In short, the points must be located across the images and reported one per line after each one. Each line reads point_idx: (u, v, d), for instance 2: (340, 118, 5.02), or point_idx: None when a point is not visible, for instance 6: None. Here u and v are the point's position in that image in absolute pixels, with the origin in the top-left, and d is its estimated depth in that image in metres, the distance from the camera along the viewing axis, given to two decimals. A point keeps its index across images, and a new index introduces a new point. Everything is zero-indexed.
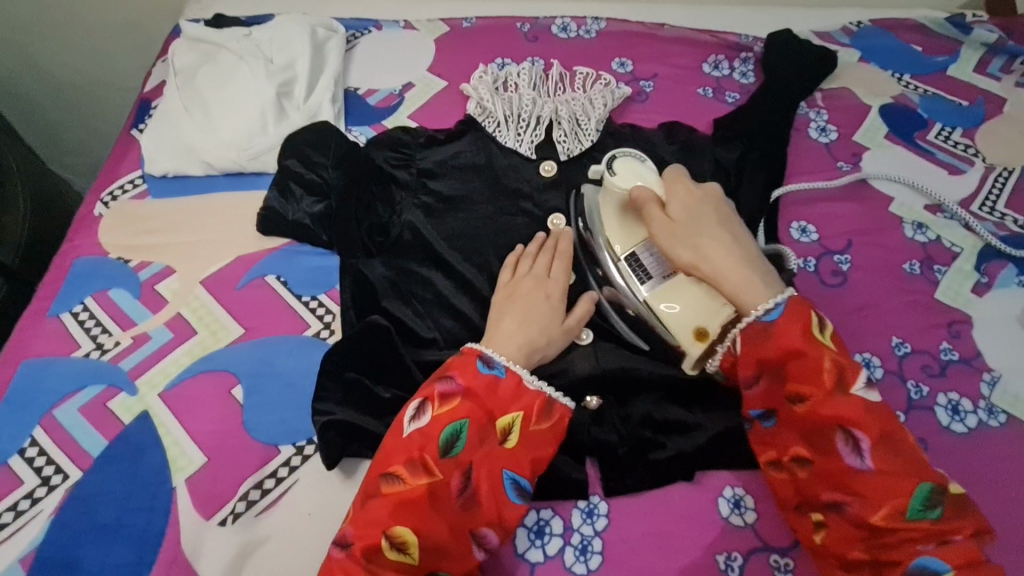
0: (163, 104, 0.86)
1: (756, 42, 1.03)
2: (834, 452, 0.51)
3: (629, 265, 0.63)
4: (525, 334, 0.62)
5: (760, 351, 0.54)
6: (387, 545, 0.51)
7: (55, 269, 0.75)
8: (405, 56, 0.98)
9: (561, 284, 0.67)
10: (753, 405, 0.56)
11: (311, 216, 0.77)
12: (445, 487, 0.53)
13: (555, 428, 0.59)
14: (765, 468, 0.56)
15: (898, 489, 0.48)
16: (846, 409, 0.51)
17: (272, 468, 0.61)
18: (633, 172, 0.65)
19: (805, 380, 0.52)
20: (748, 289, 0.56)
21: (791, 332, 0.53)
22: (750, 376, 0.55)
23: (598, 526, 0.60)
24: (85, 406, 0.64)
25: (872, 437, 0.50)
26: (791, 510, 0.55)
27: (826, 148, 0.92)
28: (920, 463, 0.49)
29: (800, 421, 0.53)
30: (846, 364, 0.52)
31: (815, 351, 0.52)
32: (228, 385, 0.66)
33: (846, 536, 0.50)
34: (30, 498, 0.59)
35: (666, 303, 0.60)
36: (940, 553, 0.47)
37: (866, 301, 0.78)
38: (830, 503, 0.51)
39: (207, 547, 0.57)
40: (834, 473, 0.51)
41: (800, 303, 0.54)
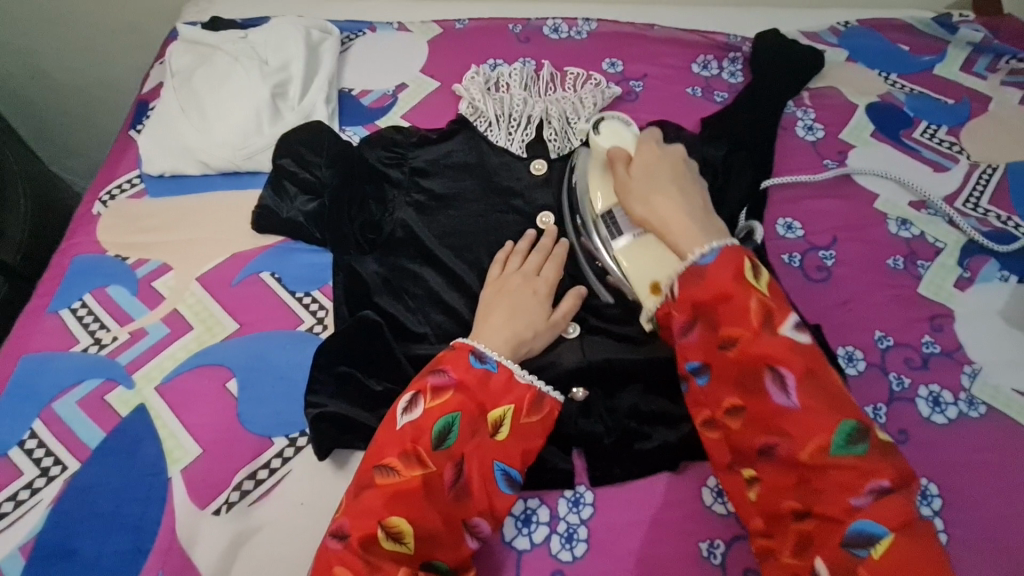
0: (160, 106, 0.88)
1: (744, 42, 1.04)
2: (764, 395, 0.50)
3: (603, 222, 0.66)
4: (513, 329, 0.63)
5: (693, 294, 0.54)
6: (382, 537, 0.51)
7: (54, 266, 0.77)
8: (399, 57, 1.00)
9: (549, 280, 0.68)
10: (689, 357, 0.54)
11: (305, 214, 0.78)
12: (439, 479, 0.54)
13: (544, 421, 0.61)
14: (701, 427, 0.55)
15: (821, 427, 0.48)
16: (773, 349, 0.50)
17: (266, 459, 0.63)
18: (617, 137, 0.69)
19: (734, 322, 0.51)
20: (683, 237, 0.57)
21: (723, 272, 0.53)
22: (686, 323, 0.54)
23: (583, 515, 0.62)
24: (83, 399, 0.66)
25: (798, 375, 0.49)
26: (727, 468, 0.54)
27: (813, 146, 0.94)
28: (845, 403, 0.49)
29: (731, 367, 0.52)
30: (775, 305, 0.52)
31: (743, 291, 0.51)
32: (223, 379, 0.67)
33: (778, 484, 0.49)
34: (29, 488, 0.61)
35: (631, 258, 0.63)
36: (876, 514, 0.45)
37: (850, 295, 0.79)
38: (762, 449, 0.50)
39: (202, 536, 0.59)
40: (763, 416, 0.50)
41: (734, 249, 0.54)
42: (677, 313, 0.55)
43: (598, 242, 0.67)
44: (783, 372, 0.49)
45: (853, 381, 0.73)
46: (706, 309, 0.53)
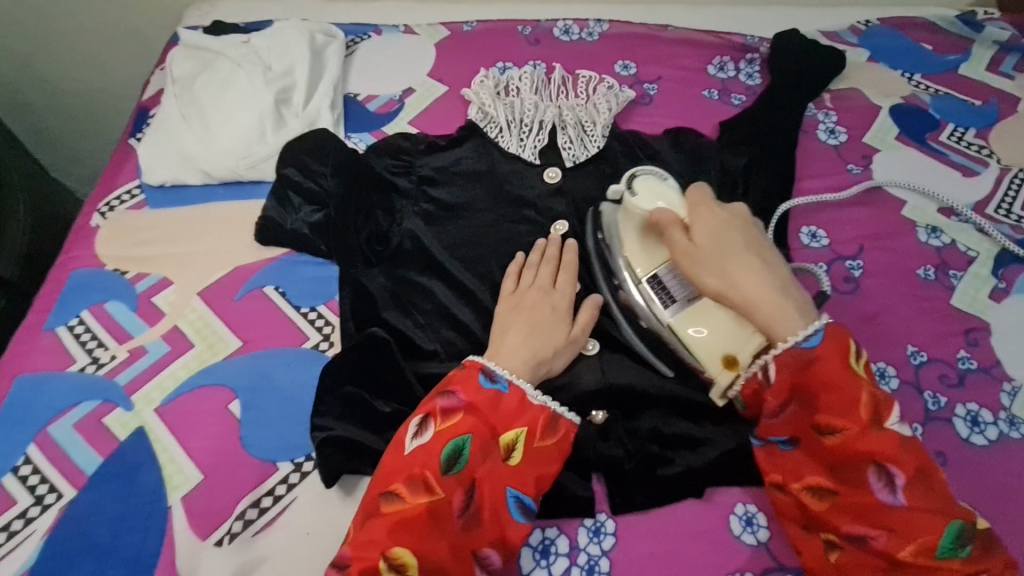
0: (160, 113, 0.85)
1: (762, 43, 1.01)
2: (866, 488, 0.50)
3: (653, 289, 0.61)
4: (533, 348, 0.60)
5: (796, 377, 0.54)
6: (386, 568, 0.48)
7: (51, 281, 0.74)
8: (405, 61, 0.97)
9: (566, 294, 0.65)
10: (775, 431, 0.55)
11: (310, 225, 0.76)
12: (446, 507, 0.51)
13: (561, 444, 0.57)
14: (769, 489, 0.56)
15: (927, 526, 0.48)
16: (880, 445, 0.50)
17: (270, 485, 0.60)
18: (654, 192, 0.63)
19: (839, 413, 0.52)
20: (780, 318, 0.54)
21: (832, 362, 0.53)
22: (779, 404, 0.55)
23: (605, 546, 0.58)
24: (80, 422, 0.63)
25: (907, 474, 0.49)
26: (801, 535, 0.54)
27: (835, 151, 0.90)
28: (951, 503, 0.49)
29: (830, 454, 0.52)
30: (882, 400, 0.52)
31: (852, 384, 0.52)
32: (225, 400, 0.64)
33: (866, 571, 0.50)
34: (23, 518, 0.58)
35: (694, 328, 0.58)
36: None
37: (879, 308, 0.75)
38: (852, 535, 0.51)
39: (202, 569, 0.56)
40: (862, 507, 0.50)
41: (837, 330, 0.54)
42: (772, 397, 0.54)
43: (647, 308, 0.61)
44: (894, 471, 0.49)
45: None
46: (808, 396, 0.54)
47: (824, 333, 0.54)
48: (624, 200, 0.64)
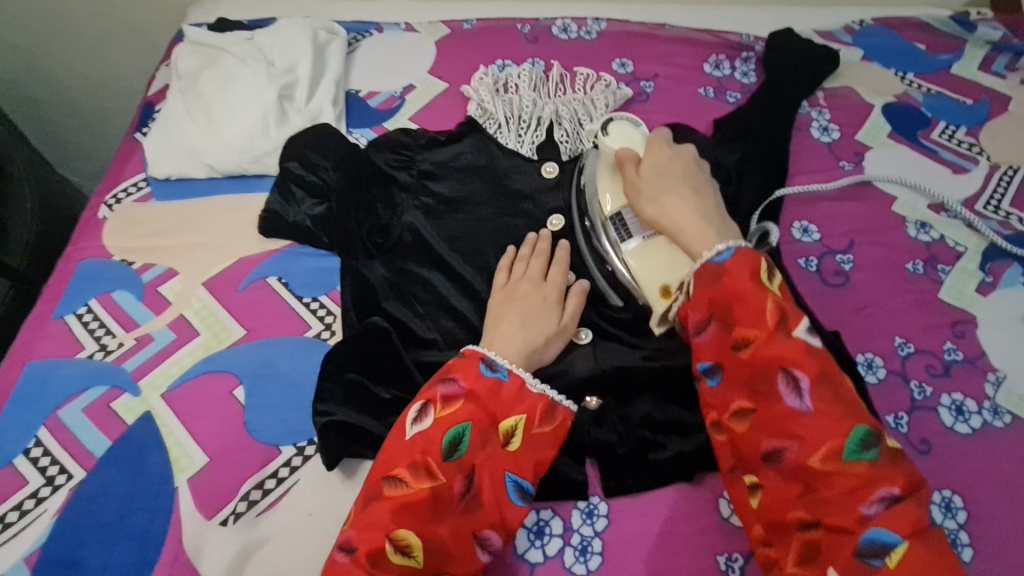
0: (166, 108, 0.87)
1: (757, 42, 1.03)
2: (776, 397, 0.51)
3: (610, 224, 0.67)
4: (527, 338, 0.62)
5: (712, 292, 0.55)
6: (391, 550, 0.50)
7: (60, 270, 0.76)
8: (406, 58, 0.99)
9: (557, 286, 0.67)
10: (702, 356, 0.56)
11: (312, 218, 0.77)
12: (448, 491, 0.53)
13: (559, 430, 0.59)
14: (709, 429, 0.56)
15: (833, 431, 0.48)
16: (787, 351, 0.51)
17: (273, 468, 0.61)
18: (624, 137, 0.71)
19: (749, 322, 0.53)
20: (698, 235, 0.59)
21: (741, 273, 0.54)
22: (700, 323, 0.56)
23: (598, 527, 0.60)
24: (88, 406, 0.65)
25: (811, 378, 0.50)
26: (729, 473, 0.55)
27: (828, 148, 0.92)
28: (857, 409, 0.49)
29: (744, 368, 0.53)
30: (789, 309, 0.53)
31: (759, 294, 0.53)
32: (230, 386, 0.66)
33: (785, 492, 0.49)
34: (34, 498, 0.60)
35: (637, 262, 0.64)
36: (887, 523, 0.45)
37: (868, 300, 0.77)
38: (771, 454, 0.51)
39: (208, 547, 0.57)
40: (777, 419, 0.50)
41: (749, 249, 0.56)
42: (693, 312, 0.56)
43: (610, 244, 0.66)
44: (797, 373, 0.50)
45: (874, 389, 0.71)
46: (722, 310, 0.54)
47: (735, 252, 0.56)
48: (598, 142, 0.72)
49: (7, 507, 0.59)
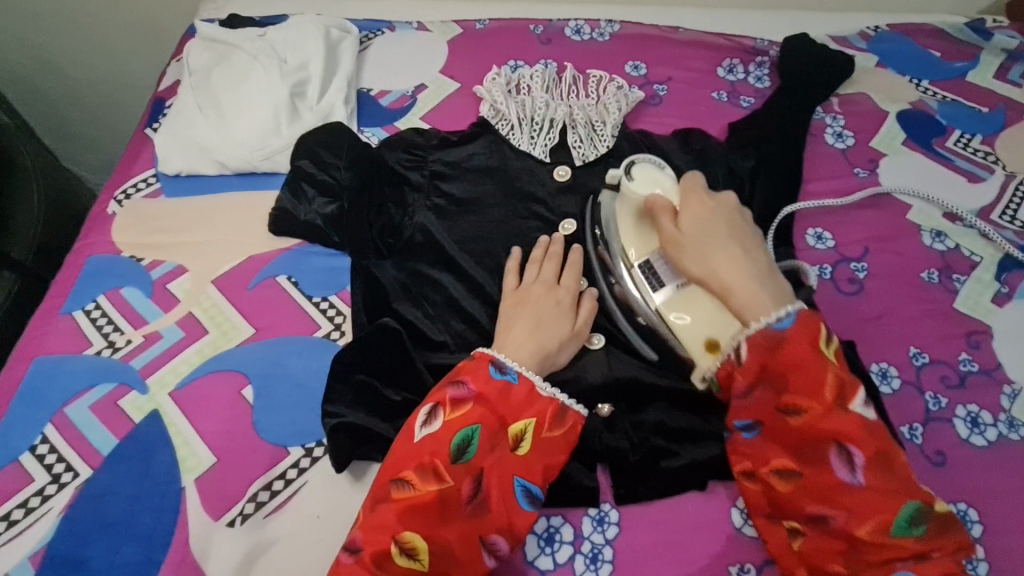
0: (177, 104, 0.86)
1: (771, 46, 1.02)
2: (828, 467, 0.51)
3: (643, 274, 0.63)
4: (542, 343, 0.61)
5: (764, 358, 0.54)
6: (397, 552, 0.50)
7: (68, 266, 0.75)
8: (418, 57, 0.98)
9: (568, 291, 0.66)
10: (740, 415, 0.56)
11: (323, 217, 0.77)
12: (456, 494, 0.52)
13: (568, 434, 0.58)
14: (738, 477, 0.58)
15: (884, 506, 0.49)
16: (845, 426, 0.51)
17: (281, 469, 0.61)
18: (653, 181, 0.65)
19: (805, 394, 0.52)
20: (755, 300, 0.55)
21: (800, 343, 0.53)
22: (747, 386, 0.55)
23: (609, 535, 0.59)
24: (96, 404, 0.64)
25: (867, 455, 0.50)
26: (763, 519, 0.57)
27: (842, 154, 0.91)
28: (910, 483, 0.50)
29: (793, 435, 0.53)
30: (847, 383, 0.53)
31: (818, 366, 0.52)
32: (238, 385, 0.66)
33: (826, 551, 0.51)
34: (40, 496, 0.59)
35: (676, 314, 0.60)
36: None
37: (883, 309, 0.76)
38: (814, 516, 0.52)
39: (215, 549, 0.57)
40: (826, 487, 0.51)
41: (810, 317, 0.54)
42: (741, 377, 0.55)
43: (638, 292, 0.63)
44: (852, 449, 0.51)
45: (888, 400, 0.70)
46: (775, 379, 0.54)
47: (795, 318, 0.54)
48: (622, 186, 0.66)
49: (13, 504, 0.59)
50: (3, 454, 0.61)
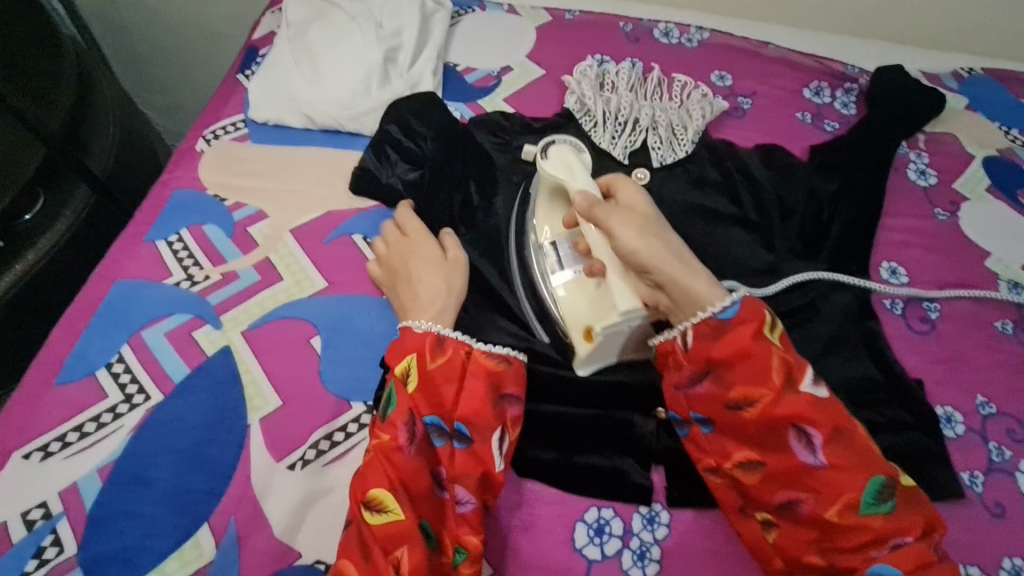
0: (272, 53, 0.88)
1: (862, 74, 1.00)
2: (788, 451, 0.50)
3: (548, 254, 0.67)
4: (433, 283, 0.65)
5: (709, 348, 0.53)
6: (368, 512, 0.52)
7: (154, 196, 0.77)
8: (507, 39, 0.98)
9: (421, 234, 0.69)
10: (696, 408, 0.55)
11: (404, 182, 0.77)
12: (392, 445, 0.54)
13: (453, 362, 0.58)
14: (703, 473, 0.56)
15: (848, 484, 0.48)
16: (798, 407, 0.49)
17: (343, 422, 0.61)
18: (564, 163, 0.67)
19: (753, 381, 0.51)
20: (696, 290, 0.54)
21: (745, 329, 0.52)
22: (697, 374, 0.54)
23: (658, 535, 0.59)
24: (171, 332, 0.66)
25: (825, 435, 0.49)
26: (736, 513, 0.55)
27: (923, 193, 0.88)
28: (871, 456, 0.49)
29: (749, 424, 0.52)
30: (794, 361, 0.51)
31: (764, 351, 0.51)
32: (307, 334, 0.66)
33: (800, 539, 0.50)
34: (112, 413, 0.61)
35: (570, 297, 0.64)
36: (894, 565, 0.47)
37: (952, 353, 0.75)
38: (783, 505, 0.51)
39: (274, 489, 0.58)
40: (788, 472, 0.50)
41: (754, 301, 0.53)
42: (687, 365, 0.55)
43: (537, 271, 0.68)
44: (810, 430, 0.49)
45: (951, 444, 0.69)
46: (721, 366, 0.53)
47: (738, 306, 0.53)
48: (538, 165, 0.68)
49: (85, 417, 0.60)
50: (81, 366, 0.63)
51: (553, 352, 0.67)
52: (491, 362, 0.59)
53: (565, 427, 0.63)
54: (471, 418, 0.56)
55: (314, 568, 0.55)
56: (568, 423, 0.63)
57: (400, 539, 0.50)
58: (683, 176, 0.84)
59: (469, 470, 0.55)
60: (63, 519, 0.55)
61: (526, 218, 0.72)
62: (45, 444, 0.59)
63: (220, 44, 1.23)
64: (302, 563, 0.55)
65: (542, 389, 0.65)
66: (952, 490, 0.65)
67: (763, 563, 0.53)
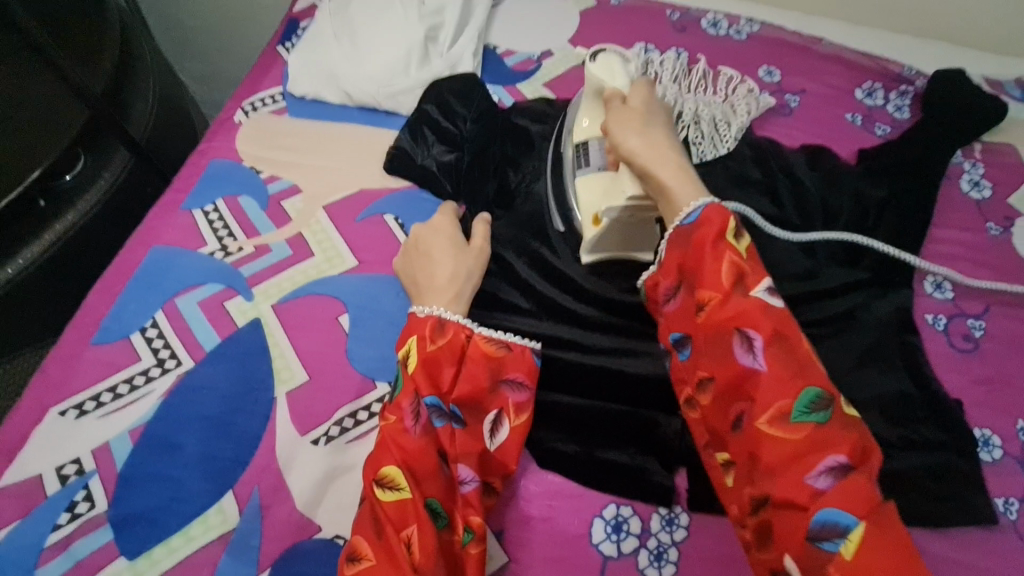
0: (314, 28, 0.87)
1: (919, 76, 0.95)
2: (731, 357, 0.50)
3: (576, 153, 0.67)
4: (448, 266, 0.64)
5: (681, 256, 0.55)
6: (379, 490, 0.52)
7: (192, 165, 0.78)
8: (549, 23, 0.96)
9: (449, 219, 0.69)
10: (674, 327, 0.56)
11: (439, 163, 0.77)
12: (397, 425, 0.54)
13: (453, 345, 0.59)
14: (683, 407, 0.56)
15: (786, 391, 0.47)
16: (742, 309, 0.50)
17: (368, 401, 0.62)
18: (608, 66, 0.66)
19: (707, 283, 0.52)
20: (678, 190, 0.56)
21: (709, 229, 0.53)
22: (672, 288, 0.56)
23: (676, 536, 0.58)
24: (204, 300, 0.67)
25: (765, 338, 0.49)
26: (705, 451, 0.55)
27: (976, 205, 0.84)
28: (814, 372, 0.48)
29: (703, 331, 0.52)
30: (749, 267, 0.51)
31: (719, 250, 0.52)
32: (336, 312, 0.67)
33: (739, 458, 0.49)
34: (144, 376, 0.62)
35: (590, 189, 0.65)
36: (839, 502, 0.44)
37: (995, 374, 0.72)
38: (732, 421, 0.50)
39: (298, 462, 0.58)
40: (732, 381, 0.50)
41: (721, 209, 0.53)
42: (665, 279, 0.57)
43: (568, 179, 0.68)
44: (752, 333, 0.49)
45: (987, 468, 0.66)
46: (691, 275, 0.54)
47: (704, 212, 0.54)
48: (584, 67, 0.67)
49: (119, 378, 0.62)
50: (115, 329, 0.65)
51: (581, 340, 0.66)
52: (491, 347, 0.59)
53: (588, 420, 0.63)
54: (466, 401, 0.57)
55: (333, 543, 0.55)
56: (592, 417, 0.63)
57: (407, 519, 0.51)
58: (724, 173, 0.81)
59: (469, 449, 0.56)
60: (95, 477, 0.57)
61: (563, 167, 0.70)
62: (80, 403, 0.60)
63: (258, 15, 1.22)
64: (322, 536, 0.56)
65: (567, 381, 0.64)
66: (984, 514, 0.63)
67: (725, 508, 0.52)
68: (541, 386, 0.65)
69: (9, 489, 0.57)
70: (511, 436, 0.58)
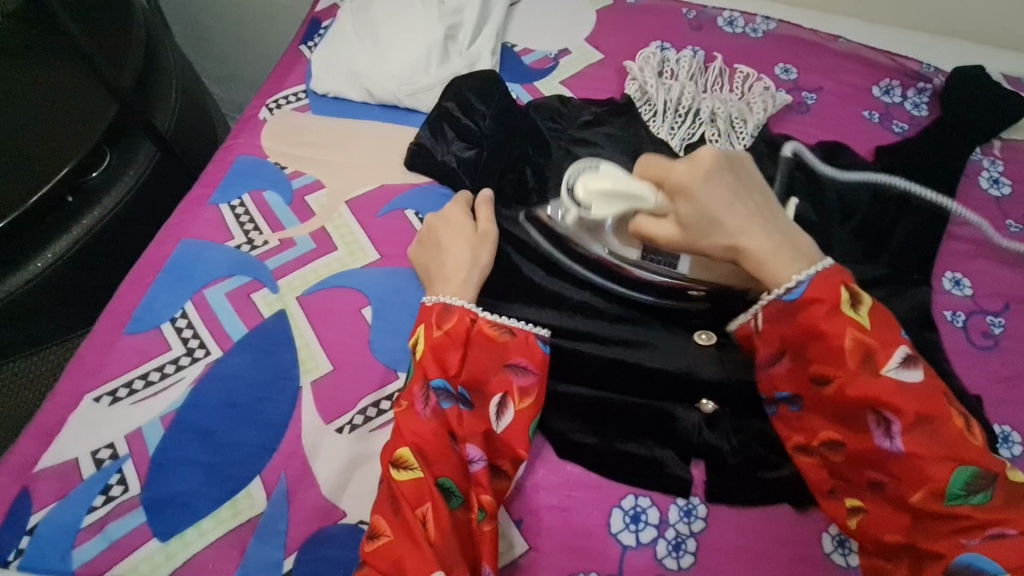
0: (336, 27, 0.89)
1: (937, 74, 0.95)
2: (866, 434, 0.51)
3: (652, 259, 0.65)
4: (460, 256, 0.66)
5: (781, 329, 0.55)
6: (394, 471, 0.54)
7: (218, 161, 0.80)
8: (566, 22, 0.97)
9: (459, 207, 0.70)
10: (779, 386, 0.57)
11: (459, 159, 0.77)
12: (408, 407, 0.57)
13: (458, 330, 0.60)
14: (793, 452, 0.57)
15: (933, 473, 0.48)
16: (874, 390, 0.50)
17: (389, 391, 0.63)
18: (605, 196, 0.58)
19: (828, 362, 0.52)
20: (776, 262, 0.53)
21: (819, 305, 0.52)
22: (774, 354, 0.56)
23: (694, 528, 0.59)
24: (231, 292, 0.68)
25: (905, 422, 0.49)
26: (826, 494, 0.56)
27: (995, 203, 0.84)
28: (967, 446, 0.48)
29: (828, 403, 0.53)
30: (875, 343, 0.51)
31: (835, 327, 0.51)
32: (359, 304, 0.68)
33: (887, 519, 0.51)
34: (175, 364, 0.64)
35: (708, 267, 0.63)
36: (988, 551, 0.46)
37: (1016, 371, 0.72)
38: (872, 485, 0.52)
39: (323, 449, 0.60)
40: (865, 456, 0.51)
41: (829, 275, 0.52)
42: (763, 346, 0.57)
43: (658, 275, 0.65)
44: (891, 416, 0.50)
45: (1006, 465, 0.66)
46: (797, 345, 0.54)
47: (815, 278, 0.53)
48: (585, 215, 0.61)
49: (151, 366, 0.64)
50: (147, 319, 0.66)
51: (600, 333, 0.66)
52: (494, 332, 0.60)
53: (606, 411, 0.63)
54: (473, 383, 0.59)
55: (357, 528, 0.57)
56: (608, 409, 0.63)
57: (421, 497, 0.52)
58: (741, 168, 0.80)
59: (477, 430, 0.57)
60: (128, 461, 0.59)
61: (619, 270, 0.67)
62: (114, 389, 0.62)
63: (277, 16, 1.24)
64: (346, 522, 0.57)
65: (584, 372, 0.65)
66: None
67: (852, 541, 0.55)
68: (556, 376, 0.65)
69: (46, 471, 0.59)
70: (517, 418, 0.57)
